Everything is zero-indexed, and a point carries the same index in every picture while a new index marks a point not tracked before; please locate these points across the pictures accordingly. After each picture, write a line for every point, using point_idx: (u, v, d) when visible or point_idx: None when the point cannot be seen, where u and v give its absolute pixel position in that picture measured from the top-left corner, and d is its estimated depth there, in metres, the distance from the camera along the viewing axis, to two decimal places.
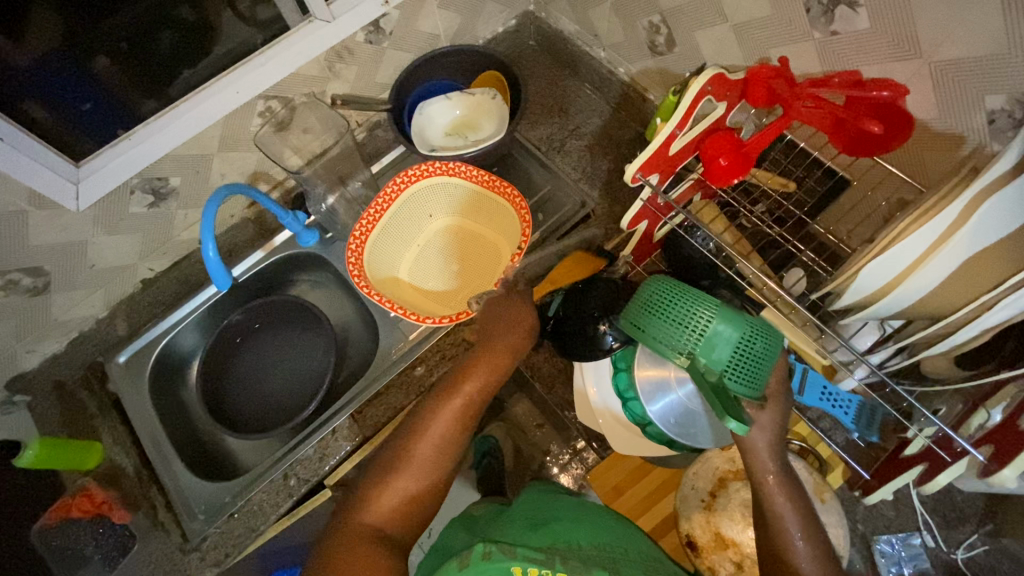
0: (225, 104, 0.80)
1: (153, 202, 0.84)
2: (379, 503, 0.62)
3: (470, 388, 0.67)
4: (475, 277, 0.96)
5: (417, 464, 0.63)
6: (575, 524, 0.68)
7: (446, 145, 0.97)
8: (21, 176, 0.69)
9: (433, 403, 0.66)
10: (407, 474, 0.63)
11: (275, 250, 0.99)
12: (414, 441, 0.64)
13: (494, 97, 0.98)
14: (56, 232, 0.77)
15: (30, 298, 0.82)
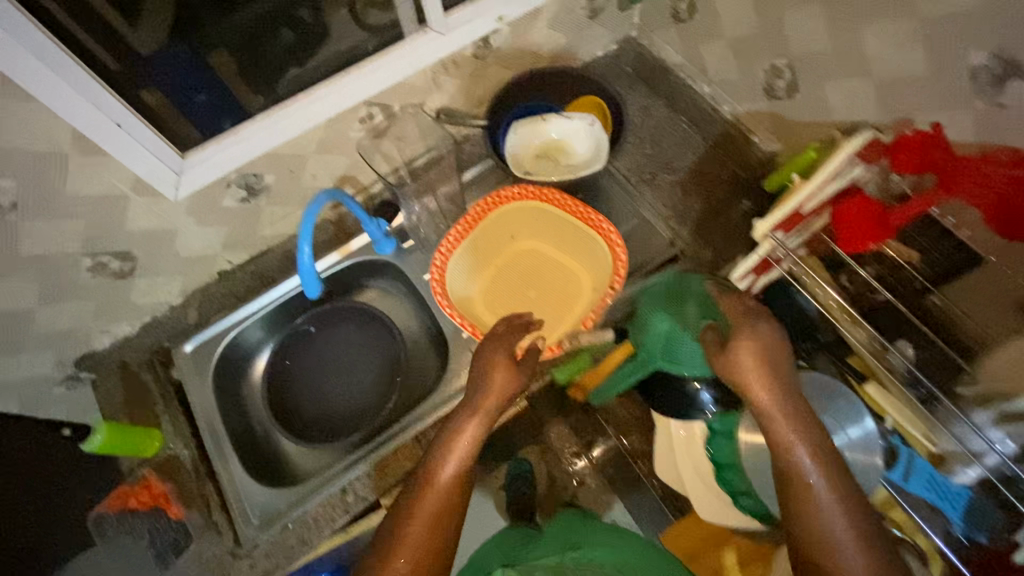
0: (330, 109, 0.79)
1: (245, 197, 0.83)
2: (419, 518, 0.57)
3: (496, 393, 0.65)
4: (556, 308, 0.92)
5: (450, 477, 0.60)
6: (606, 548, 0.63)
7: (542, 172, 0.94)
8: (127, 162, 0.67)
9: (451, 425, 0.63)
10: (439, 490, 0.59)
11: (353, 254, 0.99)
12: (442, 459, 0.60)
13: (592, 123, 0.93)
14: (151, 219, 0.76)
15: (114, 280, 0.81)
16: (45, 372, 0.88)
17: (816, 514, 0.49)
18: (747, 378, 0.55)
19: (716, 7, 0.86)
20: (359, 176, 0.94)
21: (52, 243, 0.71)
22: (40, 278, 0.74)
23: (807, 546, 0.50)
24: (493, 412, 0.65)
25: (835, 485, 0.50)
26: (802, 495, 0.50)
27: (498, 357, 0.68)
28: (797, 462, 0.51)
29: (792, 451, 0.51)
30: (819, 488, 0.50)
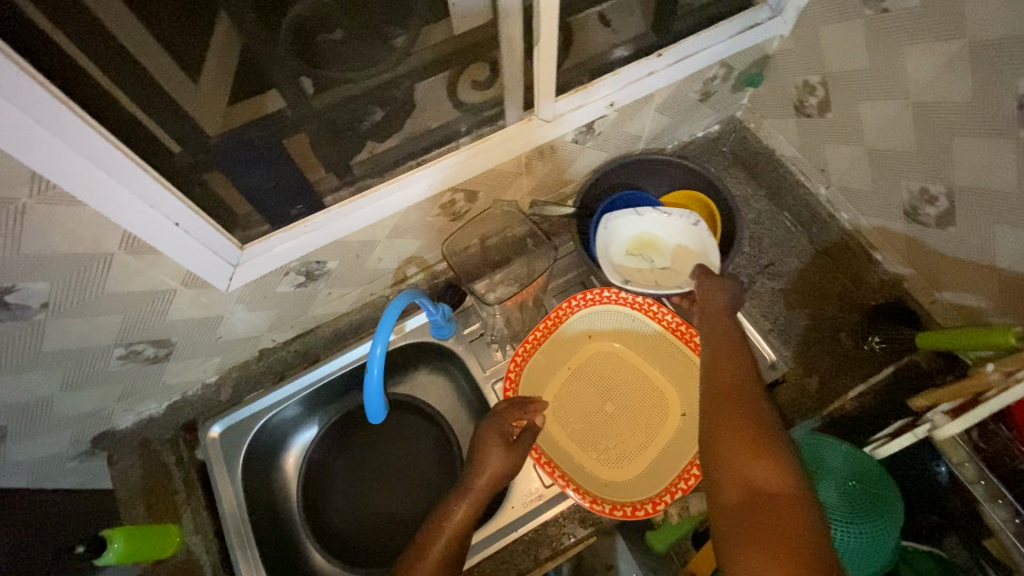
0: (413, 197, 0.68)
1: (303, 282, 0.73)
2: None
3: (485, 477, 0.67)
4: (637, 437, 0.79)
5: (442, 550, 0.62)
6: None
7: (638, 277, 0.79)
8: (175, 257, 0.56)
9: (448, 507, 0.66)
10: (435, 557, 0.61)
11: (409, 333, 0.88)
12: (427, 538, 0.63)
13: (696, 224, 0.79)
14: (197, 308, 0.66)
15: (147, 365, 0.72)
16: (59, 450, 0.78)
17: (729, 428, 0.54)
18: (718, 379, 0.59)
19: (854, 112, 0.76)
20: (426, 256, 0.84)
21: (82, 337, 0.61)
22: (65, 368, 0.64)
23: (727, 473, 0.52)
24: (489, 490, 0.67)
25: (743, 402, 0.56)
26: (723, 409, 0.56)
27: (493, 437, 0.70)
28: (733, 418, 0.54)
29: (713, 374, 0.60)
30: (733, 409, 0.55)
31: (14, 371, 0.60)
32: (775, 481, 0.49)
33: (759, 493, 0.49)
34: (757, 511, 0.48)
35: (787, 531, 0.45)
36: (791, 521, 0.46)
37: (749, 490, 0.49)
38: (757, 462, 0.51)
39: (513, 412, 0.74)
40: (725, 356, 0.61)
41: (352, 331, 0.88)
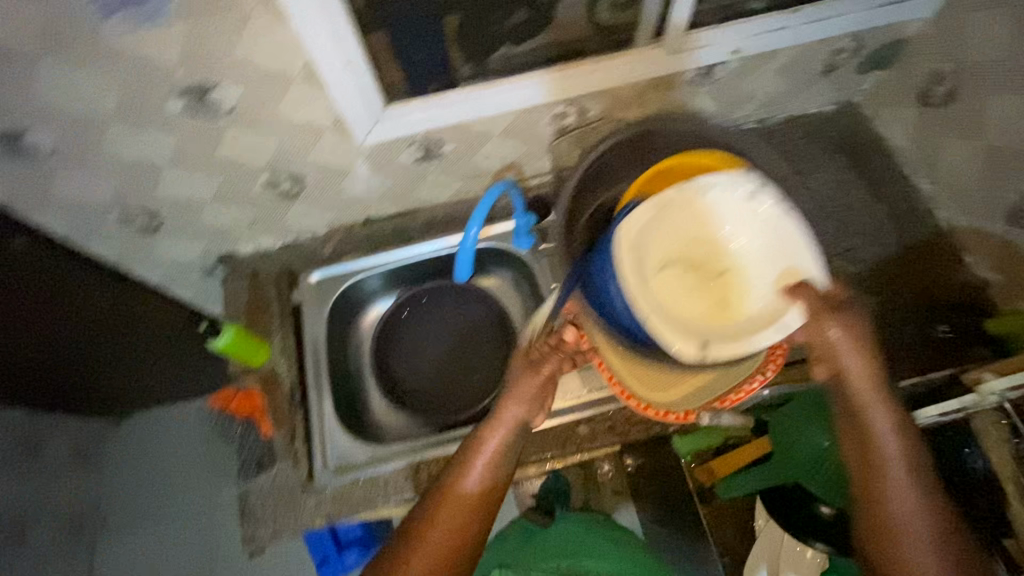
0: (531, 98, 0.76)
1: (421, 157, 0.83)
2: (436, 537, 0.62)
3: (514, 409, 0.65)
4: None
5: (469, 507, 0.63)
6: (611, 561, 0.75)
7: (721, 346, 0.51)
8: (332, 95, 0.67)
9: (466, 461, 0.65)
10: (460, 514, 0.62)
11: (494, 237, 0.95)
12: (450, 495, 0.63)
13: (754, 198, 0.55)
14: (334, 154, 0.77)
15: (279, 199, 0.84)
16: (193, 259, 0.94)
17: (911, 526, 0.57)
18: (856, 442, 0.59)
19: (980, 107, 0.76)
20: (526, 165, 0.92)
21: (245, 152, 0.73)
22: (223, 179, 0.77)
23: (885, 553, 0.57)
24: (511, 444, 0.66)
25: (913, 496, 0.57)
26: (888, 503, 0.58)
27: (520, 370, 0.67)
28: (889, 502, 0.57)
29: (882, 457, 0.58)
30: (924, 510, 0.57)
31: (190, 168, 0.73)
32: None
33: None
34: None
35: None
36: None
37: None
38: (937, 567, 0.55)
39: (553, 348, 0.68)
40: (884, 444, 0.58)
41: (444, 221, 0.97)
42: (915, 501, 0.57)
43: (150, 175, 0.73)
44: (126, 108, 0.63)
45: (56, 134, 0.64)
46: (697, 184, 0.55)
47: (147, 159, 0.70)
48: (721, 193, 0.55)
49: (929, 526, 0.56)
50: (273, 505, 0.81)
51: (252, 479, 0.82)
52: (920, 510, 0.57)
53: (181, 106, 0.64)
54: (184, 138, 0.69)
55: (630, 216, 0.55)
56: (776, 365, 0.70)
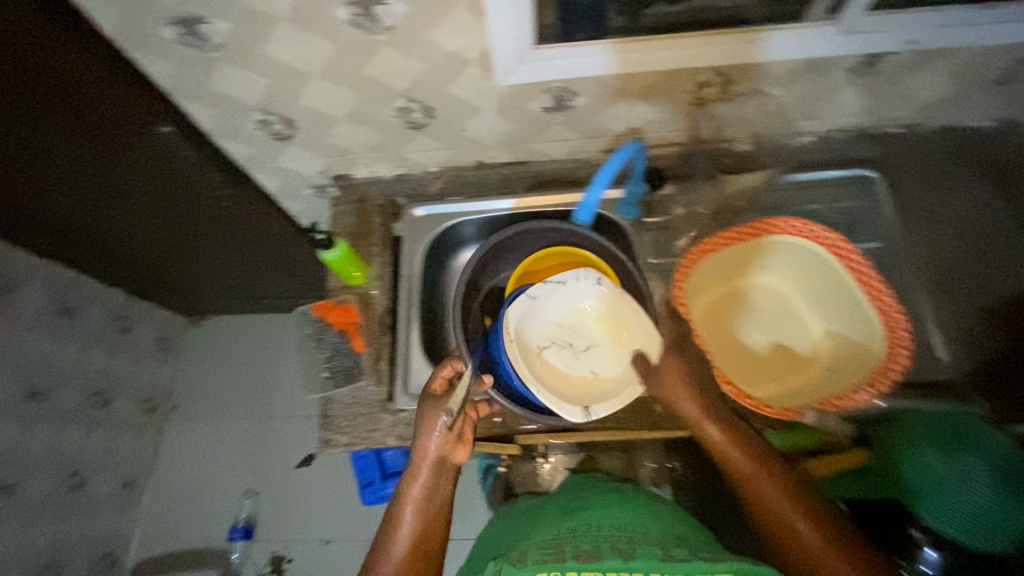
0: (680, 61, 0.73)
1: (551, 107, 0.82)
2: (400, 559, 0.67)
3: (429, 434, 0.70)
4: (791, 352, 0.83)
5: (416, 530, 0.69)
6: (611, 517, 0.71)
7: (602, 396, 0.68)
8: (492, 26, 0.66)
9: (409, 490, 0.70)
10: (411, 537, 0.68)
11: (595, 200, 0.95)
12: (403, 521, 0.69)
13: (599, 281, 0.70)
14: (470, 89, 0.78)
15: (405, 127, 0.86)
16: (310, 174, 0.98)
17: (795, 526, 0.61)
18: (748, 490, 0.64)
19: None
20: (648, 134, 0.89)
21: (390, 73, 0.74)
22: (361, 98, 0.79)
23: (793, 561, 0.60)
24: (444, 454, 0.70)
25: (778, 500, 0.62)
26: (772, 514, 0.62)
27: (425, 410, 0.72)
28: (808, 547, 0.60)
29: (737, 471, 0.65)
30: (794, 516, 0.61)
31: (336, 81, 0.75)
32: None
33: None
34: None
35: None
36: None
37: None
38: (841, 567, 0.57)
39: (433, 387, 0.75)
40: (742, 462, 0.65)
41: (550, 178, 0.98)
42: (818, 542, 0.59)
43: (298, 83, 0.75)
44: (299, 10, 0.64)
45: (230, 27, 0.66)
46: (554, 283, 0.71)
47: (301, 65, 0.72)
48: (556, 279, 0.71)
49: (803, 520, 0.61)
50: (355, 418, 0.85)
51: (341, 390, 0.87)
52: (830, 545, 0.59)
53: (349, 16, 0.65)
54: (340, 50, 0.70)
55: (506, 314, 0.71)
56: (877, 385, 0.75)
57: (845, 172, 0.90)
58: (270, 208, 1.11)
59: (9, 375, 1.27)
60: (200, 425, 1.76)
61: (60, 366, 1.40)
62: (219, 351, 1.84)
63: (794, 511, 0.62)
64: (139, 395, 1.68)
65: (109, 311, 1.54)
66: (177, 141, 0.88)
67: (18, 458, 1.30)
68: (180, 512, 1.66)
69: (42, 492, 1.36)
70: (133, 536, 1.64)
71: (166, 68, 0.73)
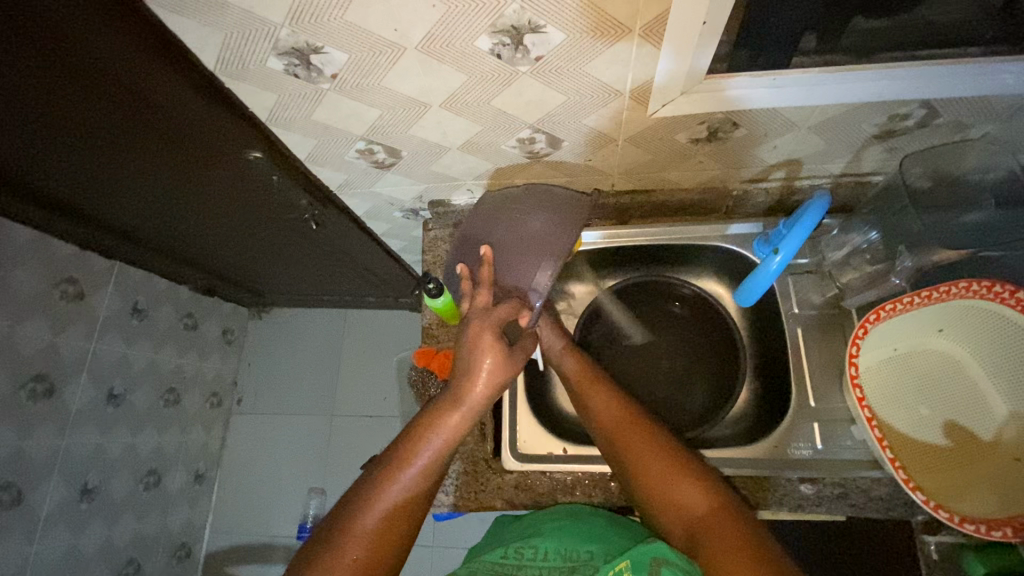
0: (883, 91, 0.59)
1: (700, 139, 0.69)
2: (375, 522, 0.59)
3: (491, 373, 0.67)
4: (971, 437, 0.71)
5: (403, 498, 0.62)
6: (560, 533, 0.68)
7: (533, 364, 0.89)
8: (664, 56, 0.54)
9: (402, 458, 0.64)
10: (392, 503, 0.61)
11: (614, 237, 0.88)
12: (386, 486, 0.62)
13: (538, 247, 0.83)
14: (612, 121, 0.66)
15: (522, 157, 0.75)
16: (405, 199, 0.88)
17: (674, 481, 0.62)
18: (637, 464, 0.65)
19: None
20: (805, 165, 0.76)
21: (523, 105, 0.63)
22: (481, 129, 0.68)
23: (676, 524, 0.61)
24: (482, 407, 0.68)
25: (653, 456, 0.65)
26: (650, 469, 0.64)
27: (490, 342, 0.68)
28: (649, 461, 0.65)
29: (610, 428, 0.69)
30: (663, 464, 0.64)
31: (457, 112, 0.64)
32: (706, 505, 0.60)
33: (701, 524, 0.59)
34: (705, 537, 0.57)
35: (731, 536, 0.55)
36: (727, 524, 0.57)
37: (693, 521, 0.59)
38: (701, 497, 0.61)
39: (496, 324, 0.69)
40: (608, 411, 0.71)
41: (674, 208, 0.87)
42: (623, 434, 0.68)
43: (412, 113, 0.65)
44: (432, 39, 0.53)
45: (348, 57, 0.55)
46: None
47: (420, 95, 0.61)
48: None
49: (682, 474, 0.63)
50: (460, 477, 0.79)
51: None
52: (660, 454, 0.65)
53: (492, 46, 0.53)
54: (471, 80, 0.59)
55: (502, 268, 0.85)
56: None
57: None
58: (356, 228, 1.02)
59: (88, 380, 1.26)
60: (265, 420, 1.76)
61: (133, 368, 1.38)
62: (283, 345, 1.81)
63: (665, 468, 0.63)
64: (208, 389, 1.67)
65: (178, 308, 1.52)
66: (267, 167, 0.78)
67: (100, 460, 1.30)
68: (248, 505, 1.68)
69: (123, 490, 1.38)
70: (206, 525, 1.68)
71: (265, 99, 0.62)
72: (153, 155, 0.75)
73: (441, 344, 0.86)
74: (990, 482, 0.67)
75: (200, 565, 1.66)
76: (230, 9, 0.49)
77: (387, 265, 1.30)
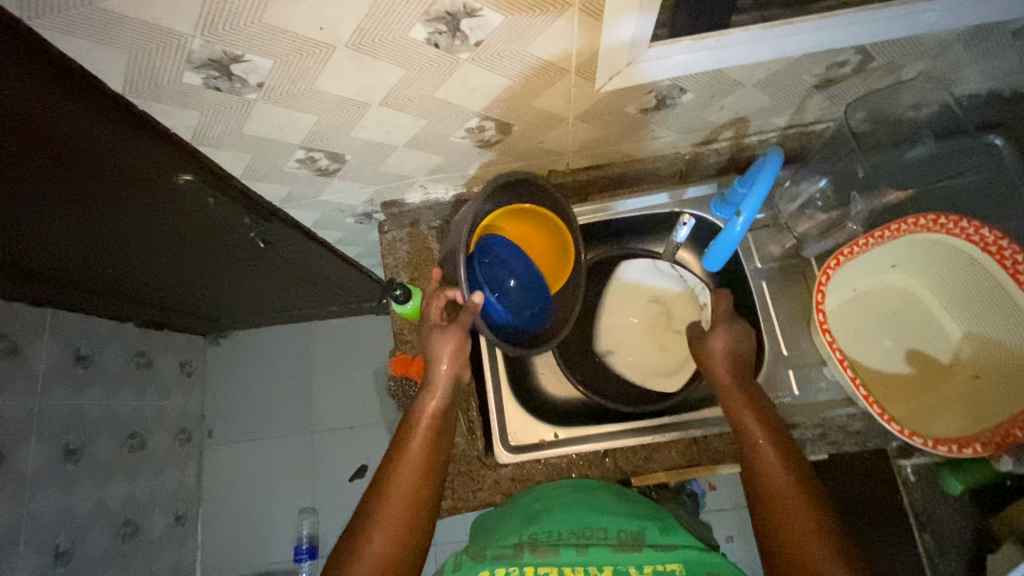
0: (821, 42, 0.60)
1: (649, 108, 0.68)
2: (394, 509, 0.60)
3: (445, 350, 0.71)
4: (931, 360, 0.75)
5: (410, 485, 0.62)
6: (570, 511, 0.68)
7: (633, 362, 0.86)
8: (607, 29, 0.52)
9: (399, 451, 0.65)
10: (408, 485, 0.62)
11: None
12: (398, 466, 0.64)
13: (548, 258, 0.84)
14: (561, 100, 0.64)
15: (473, 146, 0.72)
16: (356, 204, 0.84)
17: (810, 544, 0.55)
18: (777, 500, 0.59)
19: None
20: (753, 122, 0.77)
21: (468, 94, 0.60)
22: (427, 123, 0.65)
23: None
24: (451, 382, 0.71)
25: (797, 517, 0.57)
26: (793, 528, 0.57)
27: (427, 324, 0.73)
28: (778, 495, 0.59)
29: (760, 459, 0.63)
30: (809, 526, 0.56)
31: (399, 108, 0.61)
32: (836, 575, 0.52)
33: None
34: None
35: None
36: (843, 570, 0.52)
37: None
38: (837, 570, 0.52)
39: (431, 313, 0.73)
40: (765, 458, 0.63)
41: (630, 179, 0.86)
42: (768, 469, 0.62)
43: (351, 114, 0.61)
44: (361, 34, 0.49)
45: (272, 63, 0.51)
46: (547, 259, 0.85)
47: (358, 95, 0.58)
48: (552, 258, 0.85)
49: (809, 525, 0.56)
50: (454, 479, 0.78)
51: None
52: (784, 488, 0.60)
53: (428, 35, 0.50)
54: (410, 74, 0.56)
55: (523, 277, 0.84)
56: None
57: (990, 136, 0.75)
58: (307, 240, 0.97)
59: (39, 440, 1.16)
60: (242, 448, 1.69)
61: (89, 418, 1.29)
62: (247, 368, 1.74)
63: (794, 508, 0.58)
64: (174, 427, 1.59)
65: (127, 347, 1.42)
66: (203, 192, 0.73)
67: (69, 521, 1.22)
68: (238, 538, 1.63)
69: (99, 547, 1.29)
70: (196, 566, 1.61)
71: (185, 118, 0.57)
72: (75, 195, 0.69)
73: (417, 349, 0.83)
74: (955, 402, 0.72)
75: None
76: (129, 24, 0.44)
77: (346, 272, 1.25)
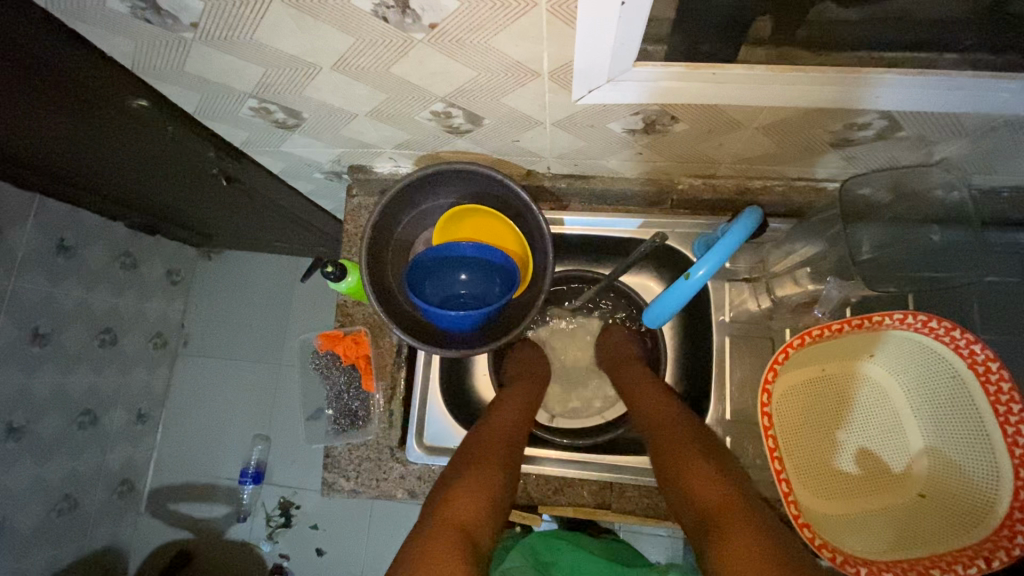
0: (839, 98, 0.52)
1: (636, 130, 0.61)
2: (471, 493, 0.57)
3: (523, 396, 0.72)
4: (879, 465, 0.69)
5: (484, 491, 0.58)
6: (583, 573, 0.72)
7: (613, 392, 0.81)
8: (580, 39, 0.45)
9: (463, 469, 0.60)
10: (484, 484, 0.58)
11: None
12: (478, 461, 0.61)
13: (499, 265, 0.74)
14: (534, 103, 0.57)
15: (442, 130, 0.66)
16: (322, 161, 0.80)
17: (693, 469, 0.58)
18: (662, 438, 0.64)
19: None
20: (755, 166, 0.69)
21: (428, 76, 0.54)
22: (386, 98, 0.59)
23: (690, 512, 0.56)
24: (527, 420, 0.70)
25: (678, 450, 0.61)
26: (678, 472, 0.59)
27: (532, 372, 0.77)
28: (663, 434, 0.65)
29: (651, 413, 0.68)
30: (697, 462, 0.59)
31: (354, 77, 0.55)
32: (716, 491, 0.55)
33: (711, 513, 0.53)
34: (717, 525, 0.51)
35: (735, 514, 0.51)
36: (745, 508, 0.52)
37: (703, 509, 0.54)
38: (736, 497, 0.54)
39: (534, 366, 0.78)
40: (652, 405, 0.69)
41: (614, 197, 0.80)
42: (651, 411, 0.68)
43: (302, 74, 0.56)
44: None
45: (204, 5, 0.46)
46: (496, 267, 0.75)
47: (305, 55, 0.52)
48: (499, 264, 0.74)
49: (705, 462, 0.58)
50: (363, 464, 0.77)
51: (348, 434, 0.80)
52: (676, 425, 0.65)
53: (373, 6, 0.44)
54: (360, 44, 0.50)
55: (475, 291, 0.76)
56: (988, 554, 0.56)
57: (997, 235, 0.61)
58: (276, 184, 0.94)
59: (9, 318, 1.17)
60: (211, 363, 1.73)
61: (62, 307, 1.30)
62: (231, 288, 1.75)
63: (684, 449, 0.61)
64: (150, 330, 1.62)
65: (114, 246, 1.41)
66: (154, 120, 0.68)
67: (27, 400, 1.25)
68: (192, 448, 1.69)
69: (53, 430, 1.34)
70: (150, 462, 1.69)
71: (121, 40, 0.52)
72: (11, 102, 0.63)
73: (354, 325, 0.81)
74: (890, 518, 0.66)
75: (144, 500, 1.69)
76: None
77: (325, 219, 1.23)
